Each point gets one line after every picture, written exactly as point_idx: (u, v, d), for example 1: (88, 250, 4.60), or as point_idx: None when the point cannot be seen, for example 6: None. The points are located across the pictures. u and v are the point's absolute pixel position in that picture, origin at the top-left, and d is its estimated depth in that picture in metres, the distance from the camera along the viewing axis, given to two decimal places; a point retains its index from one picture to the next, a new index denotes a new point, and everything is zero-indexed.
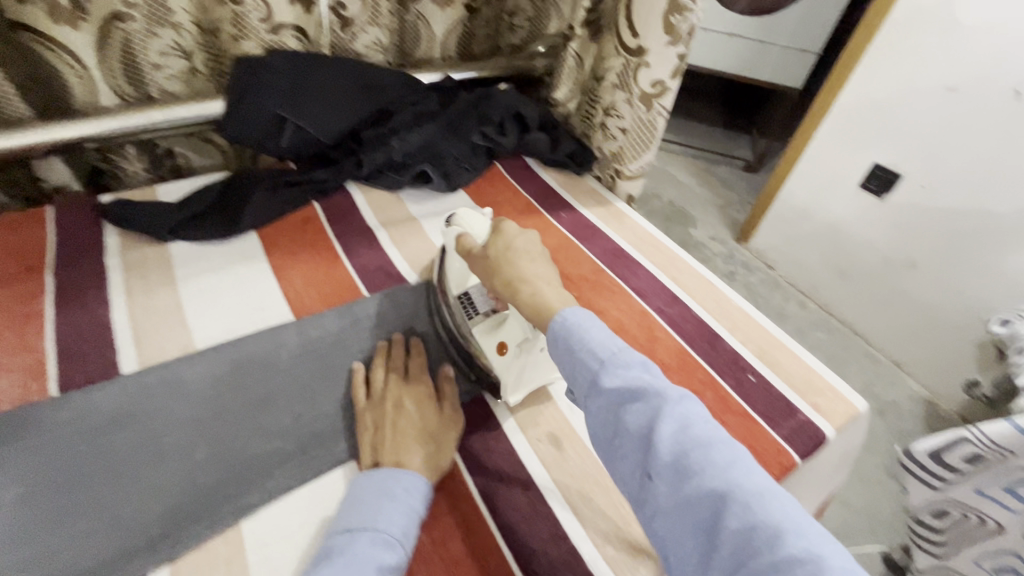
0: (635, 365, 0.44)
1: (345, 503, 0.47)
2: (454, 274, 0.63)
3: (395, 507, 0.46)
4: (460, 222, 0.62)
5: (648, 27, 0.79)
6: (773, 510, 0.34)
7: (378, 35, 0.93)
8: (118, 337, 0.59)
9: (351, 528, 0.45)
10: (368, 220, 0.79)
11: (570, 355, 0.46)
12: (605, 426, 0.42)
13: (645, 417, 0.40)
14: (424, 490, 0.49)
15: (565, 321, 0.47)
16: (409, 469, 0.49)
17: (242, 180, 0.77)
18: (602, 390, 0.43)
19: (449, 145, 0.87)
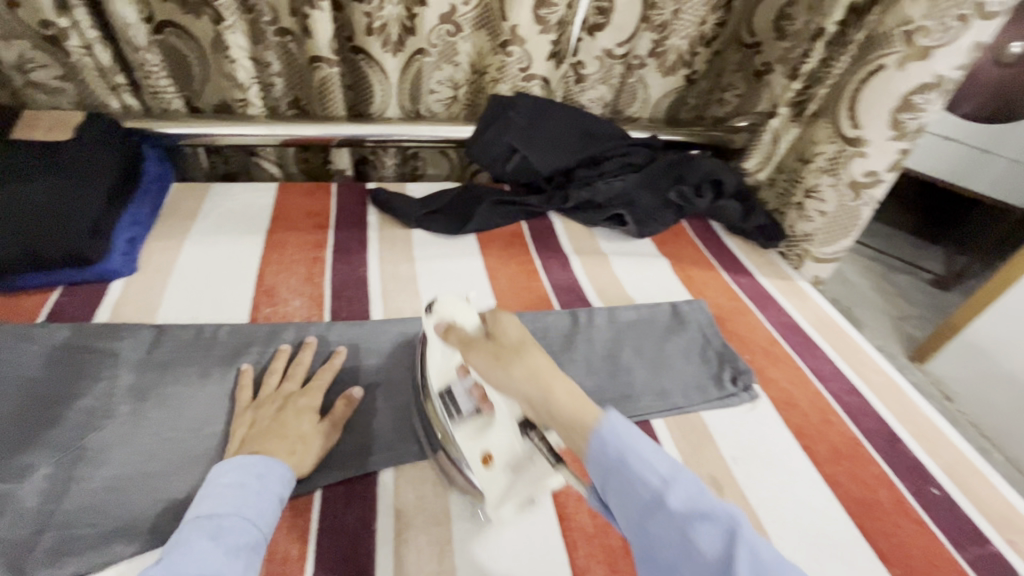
0: (693, 483, 0.38)
1: (201, 491, 0.46)
2: (437, 362, 0.57)
3: (243, 492, 0.46)
4: (441, 310, 0.56)
5: (872, 118, 0.80)
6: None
7: (603, 92, 1.06)
8: (371, 290, 0.75)
9: (204, 515, 0.44)
10: (564, 246, 0.90)
11: (618, 471, 0.39)
12: (664, 546, 0.37)
13: (720, 544, 0.35)
14: (284, 472, 0.48)
15: (616, 434, 0.40)
16: (268, 457, 0.49)
17: (471, 191, 0.92)
18: (667, 512, 0.37)
19: (642, 196, 0.94)
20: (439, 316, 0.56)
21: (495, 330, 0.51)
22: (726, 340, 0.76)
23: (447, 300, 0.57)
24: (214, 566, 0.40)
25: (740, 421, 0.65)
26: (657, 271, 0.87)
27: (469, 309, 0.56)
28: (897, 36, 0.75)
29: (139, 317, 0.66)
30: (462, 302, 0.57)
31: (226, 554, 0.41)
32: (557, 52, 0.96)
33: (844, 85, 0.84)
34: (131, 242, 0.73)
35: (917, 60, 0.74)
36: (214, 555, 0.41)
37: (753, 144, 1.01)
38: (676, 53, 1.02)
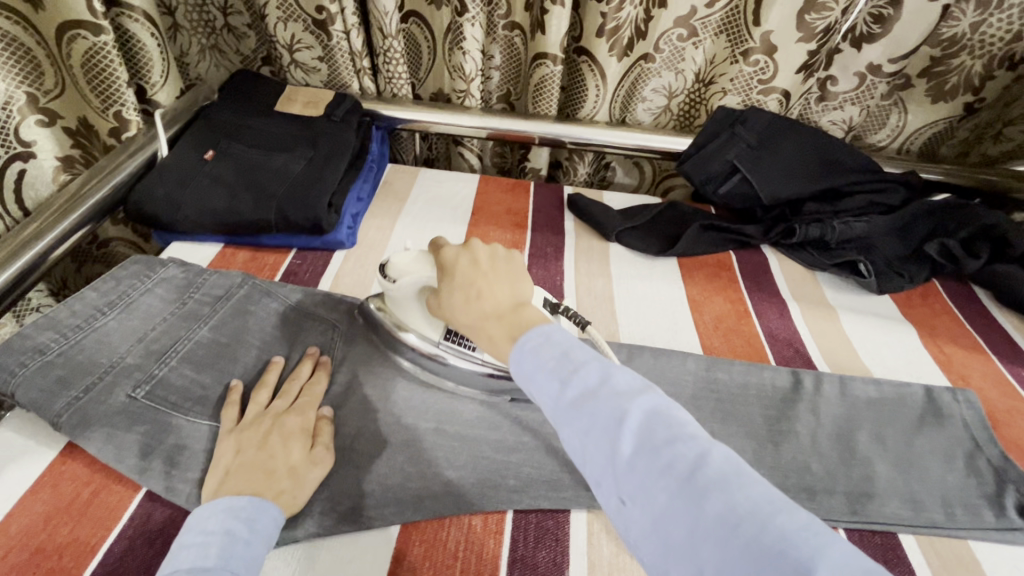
0: (591, 370, 0.39)
1: (177, 545, 0.40)
2: (415, 320, 0.57)
3: (233, 538, 0.40)
4: (398, 274, 0.55)
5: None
6: (730, 492, 0.31)
7: (852, 114, 0.90)
8: (567, 304, 0.71)
9: (184, 569, 0.37)
10: (781, 289, 0.77)
11: (532, 376, 0.40)
12: (579, 452, 0.37)
13: (620, 439, 0.35)
14: (274, 520, 0.42)
15: (532, 336, 0.42)
16: (256, 499, 0.43)
17: (678, 211, 0.85)
18: (563, 407, 0.38)
19: (887, 242, 0.79)
20: (398, 279, 0.55)
21: (446, 269, 0.50)
22: (1006, 452, 0.59)
23: (396, 260, 0.56)
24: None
25: None
26: (901, 342, 0.71)
27: (412, 258, 0.55)
28: None
29: (355, 290, 0.69)
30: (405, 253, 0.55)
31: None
32: (810, 63, 0.82)
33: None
34: (354, 217, 0.78)
35: None
36: None
37: None
38: (961, 76, 0.84)
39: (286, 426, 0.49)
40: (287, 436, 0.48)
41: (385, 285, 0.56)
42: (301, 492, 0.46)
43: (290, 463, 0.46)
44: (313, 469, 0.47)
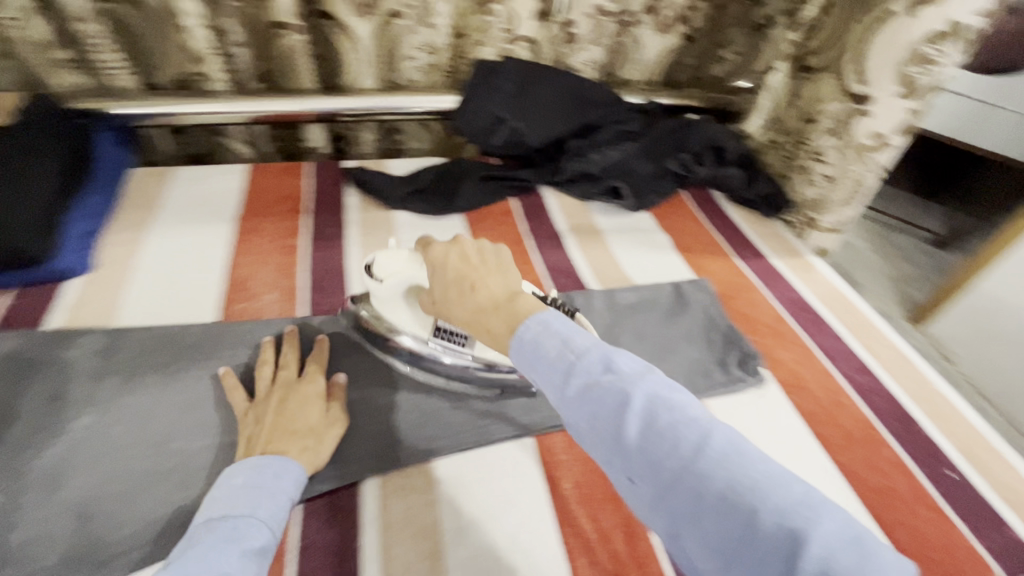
0: (593, 359, 0.40)
1: (211, 495, 0.43)
2: (402, 323, 0.57)
3: (260, 491, 0.42)
4: (384, 273, 0.55)
5: (878, 74, 0.75)
6: (729, 473, 0.33)
7: (598, 53, 0.99)
8: (351, 280, 0.70)
9: (217, 517, 0.40)
10: (558, 224, 0.84)
11: (531, 367, 0.41)
12: (589, 433, 0.38)
13: (630, 421, 0.36)
14: (297, 474, 0.45)
15: (531, 326, 0.42)
16: (287, 458, 0.46)
17: (458, 167, 0.86)
18: (567, 396, 0.39)
19: (641, 165, 0.89)
20: (385, 278, 0.55)
21: (435, 268, 0.49)
22: (734, 323, 0.72)
23: (382, 259, 0.56)
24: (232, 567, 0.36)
25: (748, 407, 0.62)
26: (657, 250, 0.82)
27: (401, 256, 0.55)
28: None
29: (98, 318, 0.61)
30: (390, 250, 0.56)
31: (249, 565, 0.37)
32: (547, 10, 0.90)
33: (843, 39, 0.80)
34: (86, 234, 0.68)
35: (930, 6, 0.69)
36: (229, 558, 0.36)
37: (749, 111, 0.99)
38: (674, 9, 0.97)
39: (305, 391, 0.52)
40: (305, 397, 0.52)
41: (370, 285, 0.56)
42: (327, 448, 0.49)
43: (310, 424, 0.50)
44: (332, 428, 0.51)
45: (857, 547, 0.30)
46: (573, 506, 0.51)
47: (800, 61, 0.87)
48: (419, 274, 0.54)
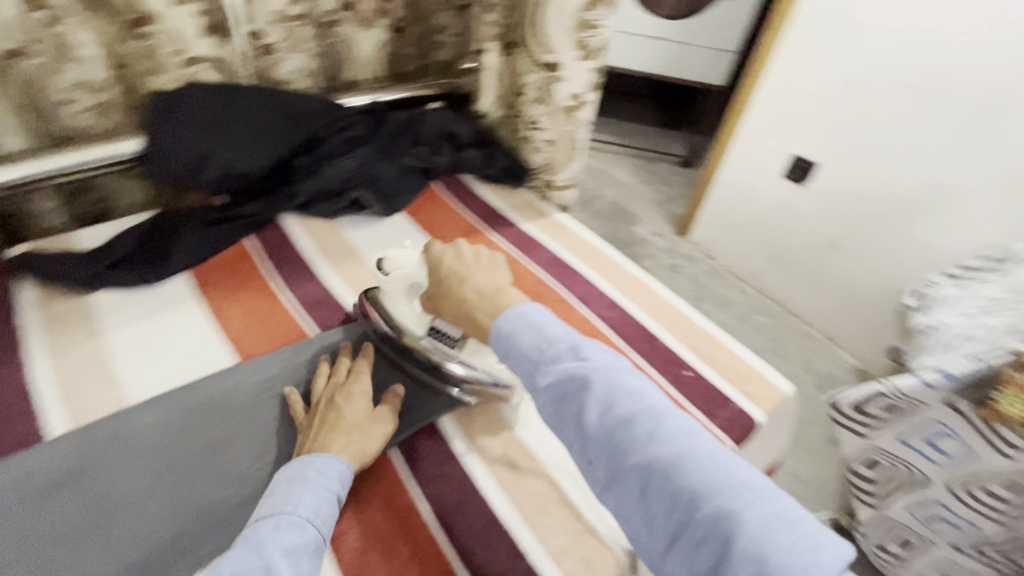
0: (564, 352, 0.44)
1: (264, 494, 0.49)
2: (406, 322, 0.65)
3: (303, 488, 0.48)
4: (395, 267, 0.68)
5: (558, 43, 0.82)
6: (677, 453, 0.38)
7: (303, 61, 0.94)
8: (47, 395, 0.58)
9: (267, 514, 0.46)
10: (306, 253, 0.77)
11: (511, 357, 0.47)
12: (555, 417, 0.43)
13: (584, 407, 0.42)
14: (340, 470, 0.51)
15: (512, 321, 0.47)
16: (333, 454, 0.52)
17: (166, 220, 0.74)
18: (538, 385, 0.44)
19: (381, 168, 0.86)
20: (394, 271, 0.68)
21: (435, 265, 0.59)
22: None
23: (394, 258, 0.69)
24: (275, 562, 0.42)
25: None
26: (416, 251, 0.81)
27: (411, 255, 0.69)
28: None
29: None
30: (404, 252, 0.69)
31: (304, 567, 0.43)
32: (223, 24, 0.82)
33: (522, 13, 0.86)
34: None
35: None
36: (274, 556, 0.42)
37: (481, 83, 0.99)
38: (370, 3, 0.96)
39: (352, 387, 0.59)
40: (352, 395, 0.58)
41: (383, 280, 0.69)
42: (371, 445, 0.56)
43: (356, 420, 0.56)
44: (377, 425, 0.58)
45: (784, 521, 0.35)
46: (361, 557, 0.52)
47: (506, 22, 0.91)
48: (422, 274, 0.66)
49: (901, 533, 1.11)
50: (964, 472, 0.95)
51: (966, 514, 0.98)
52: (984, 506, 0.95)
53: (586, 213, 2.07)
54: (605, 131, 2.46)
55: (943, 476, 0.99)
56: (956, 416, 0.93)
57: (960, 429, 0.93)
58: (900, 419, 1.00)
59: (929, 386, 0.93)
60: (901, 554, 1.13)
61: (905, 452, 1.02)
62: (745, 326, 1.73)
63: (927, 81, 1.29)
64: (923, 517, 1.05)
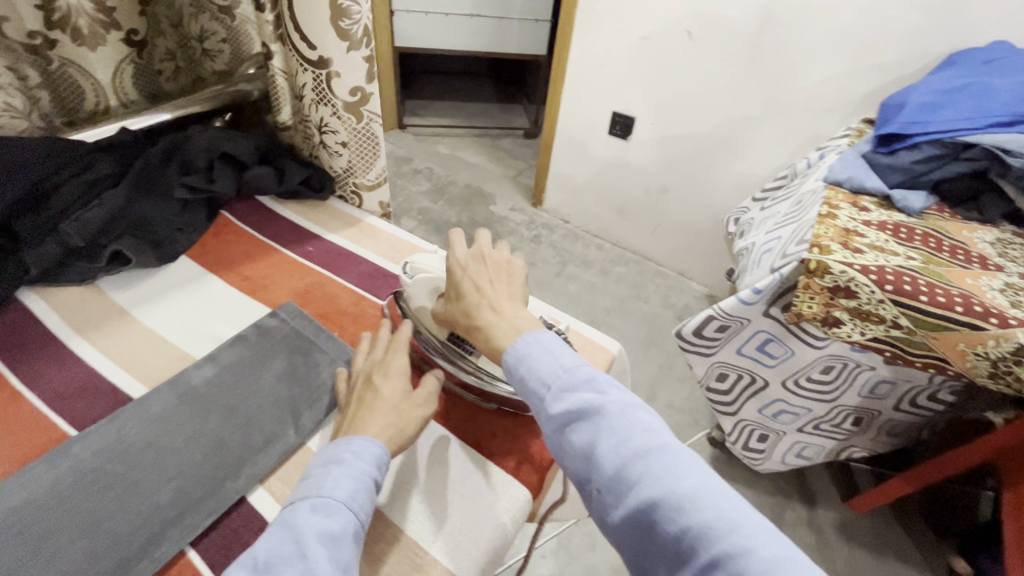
0: (579, 383, 0.45)
1: (302, 476, 0.46)
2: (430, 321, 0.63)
3: (344, 470, 0.45)
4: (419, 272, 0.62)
5: (321, 35, 0.71)
6: (688, 487, 0.38)
7: (12, 98, 0.77)
8: None
9: (302, 500, 0.43)
10: (57, 330, 0.64)
11: (525, 388, 0.47)
12: (562, 447, 0.44)
13: (592, 438, 0.42)
14: (376, 452, 0.47)
15: (528, 350, 0.49)
16: (370, 437, 0.48)
17: None
18: (551, 415, 0.45)
19: (148, 209, 0.74)
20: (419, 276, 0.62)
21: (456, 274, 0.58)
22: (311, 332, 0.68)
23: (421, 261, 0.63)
24: (314, 555, 0.38)
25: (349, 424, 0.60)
26: (208, 297, 0.70)
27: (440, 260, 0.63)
28: None
29: None
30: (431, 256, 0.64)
31: (345, 555, 0.40)
32: None
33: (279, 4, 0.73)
34: None
35: None
36: (312, 548, 0.39)
37: (273, 94, 0.83)
38: (86, 17, 0.80)
39: (391, 367, 0.56)
40: (390, 375, 0.55)
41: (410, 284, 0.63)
42: (411, 426, 0.52)
43: (393, 402, 0.53)
44: (417, 409, 0.54)
45: (797, 563, 0.35)
46: None
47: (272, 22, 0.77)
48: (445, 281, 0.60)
49: (757, 432, 1.25)
50: (791, 368, 1.09)
51: (800, 402, 1.13)
52: (811, 391, 1.10)
53: (441, 201, 2.03)
54: (446, 115, 2.42)
55: (776, 375, 1.12)
56: (773, 323, 1.04)
57: (779, 333, 1.04)
58: (729, 335, 1.11)
59: (746, 303, 1.02)
60: (763, 449, 1.28)
61: (740, 361, 1.14)
62: (608, 279, 1.83)
63: (700, 28, 1.40)
64: (771, 414, 1.19)
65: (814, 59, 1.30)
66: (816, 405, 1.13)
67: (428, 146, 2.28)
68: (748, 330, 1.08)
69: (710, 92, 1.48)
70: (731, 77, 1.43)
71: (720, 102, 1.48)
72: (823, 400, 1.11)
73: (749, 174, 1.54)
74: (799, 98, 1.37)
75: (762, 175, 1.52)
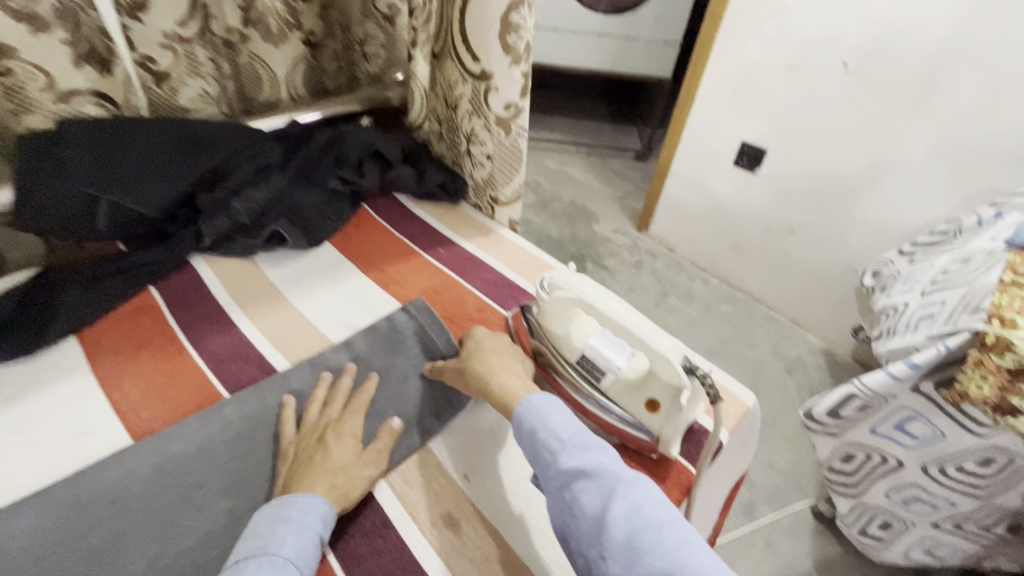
0: (592, 449, 0.48)
1: (243, 533, 0.47)
2: (561, 338, 0.60)
3: (289, 528, 0.45)
4: (557, 288, 0.58)
5: (487, 49, 0.73)
6: (703, 561, 0.39)
7: (205, 85, 0.85)
8: None
9: (252, 557, 0.44)
10: (218, 298, 0.70)
11: (533, 442, 0.49)
12: (564, 506, 0.45)
13: (602, 501, 0.44)
14: (322, 508, 0.47)
15: (540, 405, 0.51)
16: (313, 493, 0.48)
17: (53, 276, 0.66)
18: (562, 471, 0.46)
19: (303, 196, 0.80)
20: (556, 292, 0.59)
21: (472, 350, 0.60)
22: None
23: (561, 277, 0.59)
24: None
25: (473, 439, 0.59)
26: (347, 285, 0.74)
27: (583, 279, 0.58)
28: None
29: None
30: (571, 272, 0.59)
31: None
32: (92, 56, 0.71)
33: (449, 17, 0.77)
34: None
35: None
36: None
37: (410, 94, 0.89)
38: (276, 17, 0.87)
39: (345, 426, 0.55)
40: (342, 436, 0.54)
41: (545, 299, 0.60)
42: (356, 490, 0.51)
43: (343, 463, 0.52)
44: (366, 469, 0.53)
45: None
46: None
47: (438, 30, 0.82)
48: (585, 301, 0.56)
49: (880, 517, 1.09)
50: (937, 452, 0.94)
51: (943, 493, 0.97)
52: (962, 483, 0.94)
53: (544, 215, 2.03)
54: (557, 130, 2.43)
55: (914, 457, 0.97)
56: (924, 401, 0.90)
57: (928, 412, 0.91)
58: (866, 414, 0.99)
59: (897, 378, 0.89)
60: (884, 538, 1.11)
61: (878, 444, 1.00)
62: (712, 317, 1.71)
63: (859, 59, 1.28)
64: (902, 501, 1.03)
65: (1004, 101, 1.13)
66: (963, 501, 0.96)
67: (536, 160, 2.29)
68: (889, 406, 0.95)
69: (863, 129, 1.34)
70: (887, 114, 1.29)
71: (872, 141, 1.33)
72: (975, 496, 0.94)
73: (897, 223, 1.38)
74: (975, 143, 1.20)
75: (914, 226, 1.35)
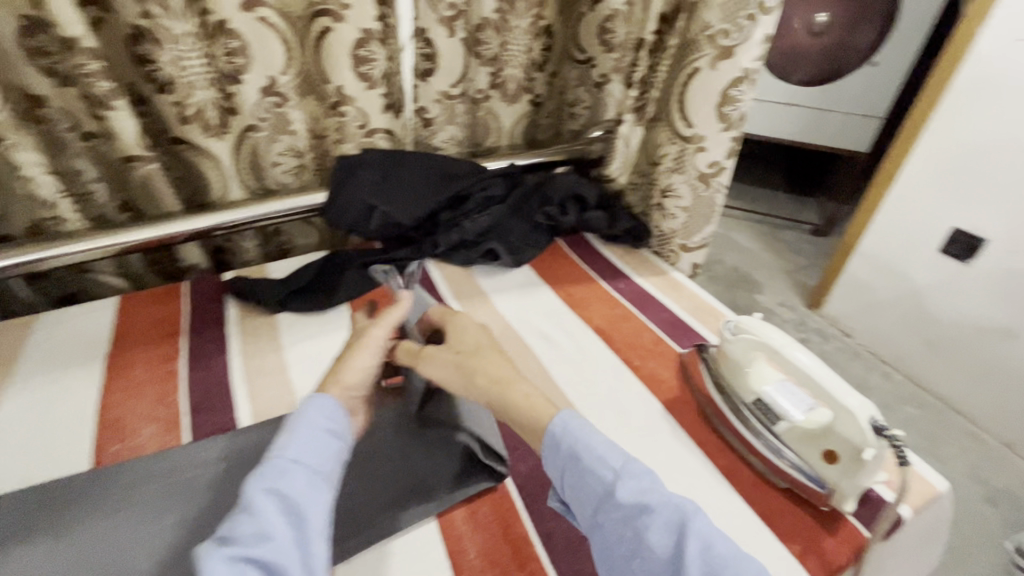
0: (643, 475, 0.47)
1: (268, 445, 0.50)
2: (737, 379, 0.65)
3: (301, 436, 0.49)
4: (742, 330, 0.64)
5: (703, 117, 0.86)
6: None
7: (454, 131, 1.09)
8: (233, 395, 0.70)
9: (267, 465, 0.47)
10: (443, 294, 0.88)
11: (575, 464, 0.48)
12: (624, 539, 0.45)
13: (666, 537, 0.43)
14: (328, 408, 0.52)
15: (577, 424, 0.50)
16: (319, 400, 0.52)
17: (336, 260, 0.88)
18: (617, 500, 0.46)
19: (513, 224, 0.97)
20: (741, 335, 0.64)
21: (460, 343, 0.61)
22: (614, 354, 0.77)
23: (748, 322, 0.64)
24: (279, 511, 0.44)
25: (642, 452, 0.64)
26: (541, 301, 0.87)
27: (767, 324, 0.63)
28: (703, 41, 0.82)
29: None
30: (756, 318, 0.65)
31: (300, 507, 0.45)
32: (391, 103, 0.95)
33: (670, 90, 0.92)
34: None
35: (724, 59, 0.80)
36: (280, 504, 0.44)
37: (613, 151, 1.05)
38: (516, 82, 1.08)
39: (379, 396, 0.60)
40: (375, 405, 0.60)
41: (728, 339, 0.66)
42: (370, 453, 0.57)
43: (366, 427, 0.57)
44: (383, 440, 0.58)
45: None
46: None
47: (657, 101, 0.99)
48: (769, 345, 0.60)
49: None
50: None
51: None
52: None
53: (704, 276, 2.00)
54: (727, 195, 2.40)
55: None
56: None
57: None
58: None
59: None
60: None
61: None
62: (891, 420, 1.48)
63: None
64: None
65: None
66: None
67: None
68: None
69: None
70: None
71: None
72: None
73: None
74: None
75: None
